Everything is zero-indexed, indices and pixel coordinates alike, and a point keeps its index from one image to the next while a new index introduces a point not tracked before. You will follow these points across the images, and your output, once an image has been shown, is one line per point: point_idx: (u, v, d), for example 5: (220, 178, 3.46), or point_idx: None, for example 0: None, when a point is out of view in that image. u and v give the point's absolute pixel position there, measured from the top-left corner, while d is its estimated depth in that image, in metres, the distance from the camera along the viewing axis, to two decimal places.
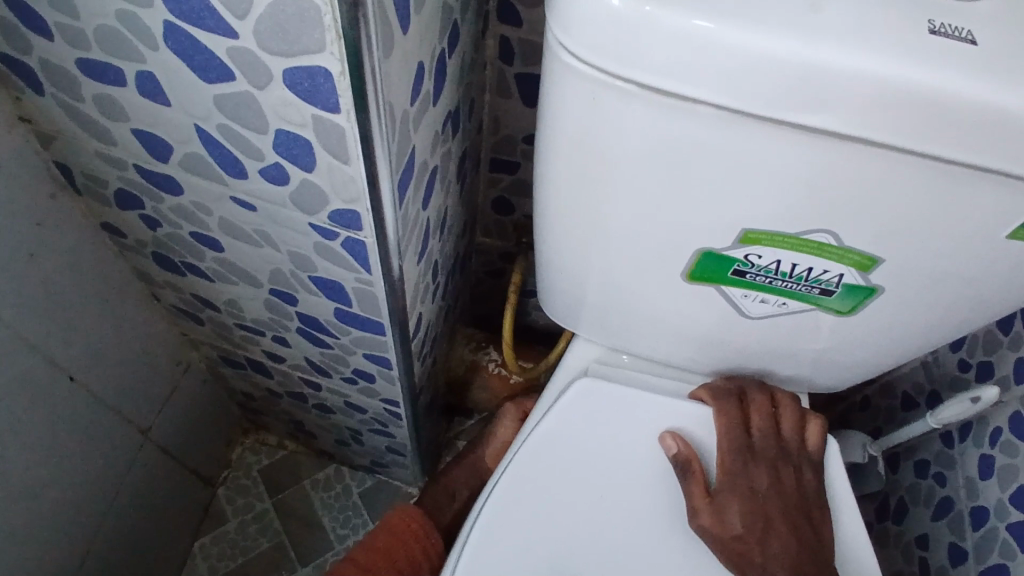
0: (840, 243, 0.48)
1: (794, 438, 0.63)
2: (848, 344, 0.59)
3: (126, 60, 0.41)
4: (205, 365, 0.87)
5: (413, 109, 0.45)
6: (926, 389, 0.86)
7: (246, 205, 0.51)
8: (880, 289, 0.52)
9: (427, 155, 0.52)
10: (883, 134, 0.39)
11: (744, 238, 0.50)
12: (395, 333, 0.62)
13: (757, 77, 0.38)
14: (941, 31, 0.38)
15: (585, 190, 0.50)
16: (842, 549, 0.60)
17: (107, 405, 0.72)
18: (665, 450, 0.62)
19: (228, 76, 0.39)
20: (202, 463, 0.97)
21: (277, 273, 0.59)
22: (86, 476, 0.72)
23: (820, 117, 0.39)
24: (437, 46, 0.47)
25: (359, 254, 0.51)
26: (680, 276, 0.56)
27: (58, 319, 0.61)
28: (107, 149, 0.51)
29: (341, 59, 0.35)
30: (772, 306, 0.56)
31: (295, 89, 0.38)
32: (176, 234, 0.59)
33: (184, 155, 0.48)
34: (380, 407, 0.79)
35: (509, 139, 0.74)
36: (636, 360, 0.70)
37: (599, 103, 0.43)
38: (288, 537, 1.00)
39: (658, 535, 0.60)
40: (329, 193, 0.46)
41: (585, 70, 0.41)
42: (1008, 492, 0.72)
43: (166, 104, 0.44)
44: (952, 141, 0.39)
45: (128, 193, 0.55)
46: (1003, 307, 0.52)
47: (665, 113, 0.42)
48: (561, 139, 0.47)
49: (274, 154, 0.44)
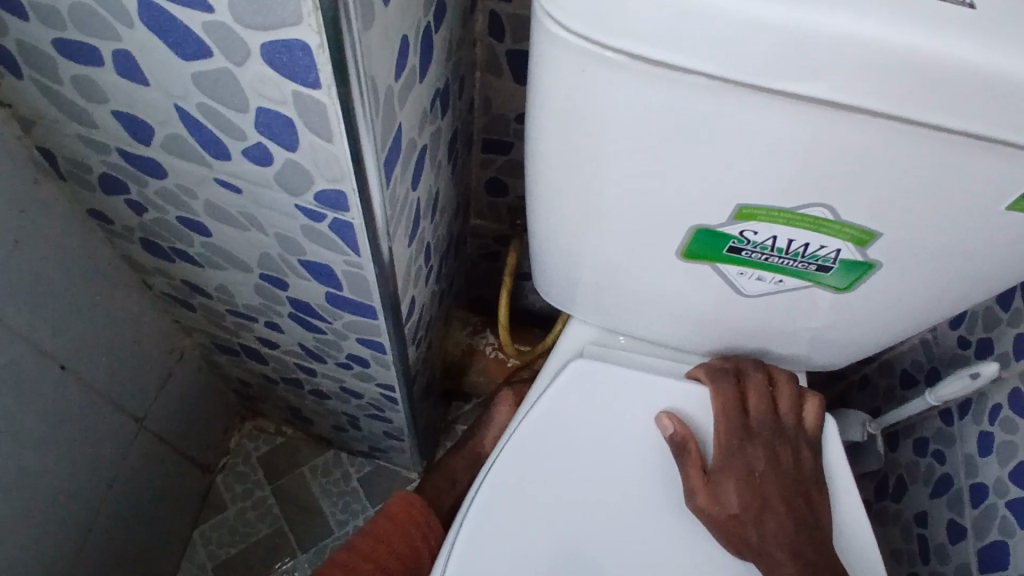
0: (836, 217, 0.47)
1: (792, 416, 0.63)
2: (845, 322, 0.59)
3: (103, 39, 0.40)
4: (199, 352, 0.86)
5: (397, 85, 0.44)
6: (925, 367, 0.85)
7: (231, 188, 0.50)
8: (878, 265, 0.51)
9: (415, 134, 0.51)
10: (880, 103, 0.38)
11: (738, 214, 0.49)
12: (388, 317, 0.61)
13: (750, 44, 0.37)
14: None
15: (576, 167, 0.49)
16: (840, 528, 0.60)
17: (100, 394, 0.72)
18: (662, 430, 0.61)
19: (206, 53, 0.38)
20: (200, 450, 0.97)
21: (266, 257, 0.58)
22: (80, 463, 0.72)
23: (815, 85, 0.38)
24: (422, 20, 0.46)
25: (347, 236, 0.50)
26: (675, 254, 0.55)
27: (47, 307, 0.61)
28: (88, 132, 0.50)
29: (319, 31, 0.34)
30: (768, 283, 0.55)
31: (274, 64, 0.37)
32: (162, 219, 0.58)
33: (165, 136, 0.47)
34: (375, 392, 0.79)
35: (501, 118, 0.73)
36: (632, 341, 0.69)
37: (588, 76, 0.42)
38: (287, 523, 1.01)
39: (655, 515, 0.60)
40: (314, 173, 0.45)
41: (573, 40, 0.40)
42: (1007, 468, 0.71)
43: (145, 84, 0.43)
44: (950, 109, 0.38)
45: (113, 178, 0.54)
46: (1001, 281, 0.51)
47: (655, 85, 0.41)
48: (549, 114, 0.46)
49: (256, 133, 0.43)
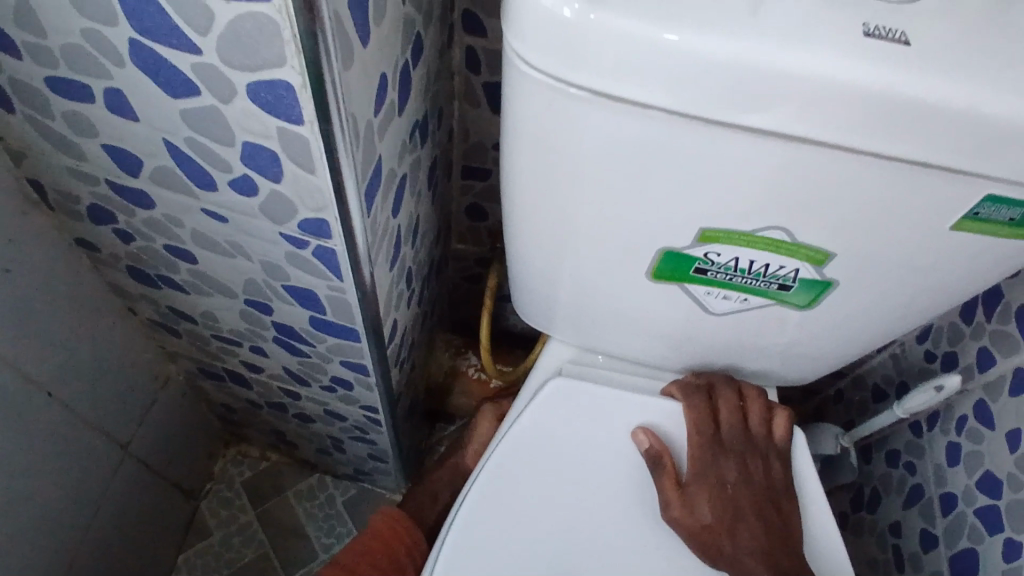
0: (793, 239, 0.50)
1: (762, 429, 0.65)
2: (811, 338, 0.61)
3: (94, 77, 0.42)
4: (184, 378, 0.87)
5: (377, 119, 0.47)
6: (895, 381, 0.88)
7: (217, 217, 0.52)
8: (835, 283, 0.54)
9: (394, 164, 0.54)
10: (827, 133, 0.41)
11: (702, 237, 0.51)
12: (370, 339, 0.62)
13: (704, 80, 0.40)
14: (876, 33, 0.40)
15: (549, 194, 0.51)
16: (812, 538, 0.62)
17: (85, 420, 0.72)
18: (637, 445, 0.63)
19: (194, 91, 0.40)
20: (184, 475, 0.97)
21: (251, 283, 0.59)
22: (65, 489, 0.72)
23: (766, 117, 0.41)
24: (400, 57, 0.48)
25: (330, 262, 0.52)
26: (645, 275, 0.57)
27: (33, 334, 0.62)
28: (77, 164, 0.51)
29: (302, 72, 0.37)
30: (734, 302, 0.58)
31: (260, 102, 0.39)
32: (149, 247, 0.59)
33: (153, 168, 0.49)
34: (359, 414, 0.80)
35: (479, 146, 0.75)
36: (609, 359, 0.72)
37: (556, 109, 0.44)
38: (272, 548, 1.00)
39: (634, 529, 0.61)
40: (297, 202, 0.47)
41: (540, 77, 0.43)
42: (975, 477, 0.74)
43: (134, 119, 0.44)
44: (892, 138, 0.41)
45: (101, 208, 0.56)
46: (952, 296, 0.54)
47: (619, 117, 0.44)
48: (521, 144, 0.49)
49: (241, 166, 0.45)
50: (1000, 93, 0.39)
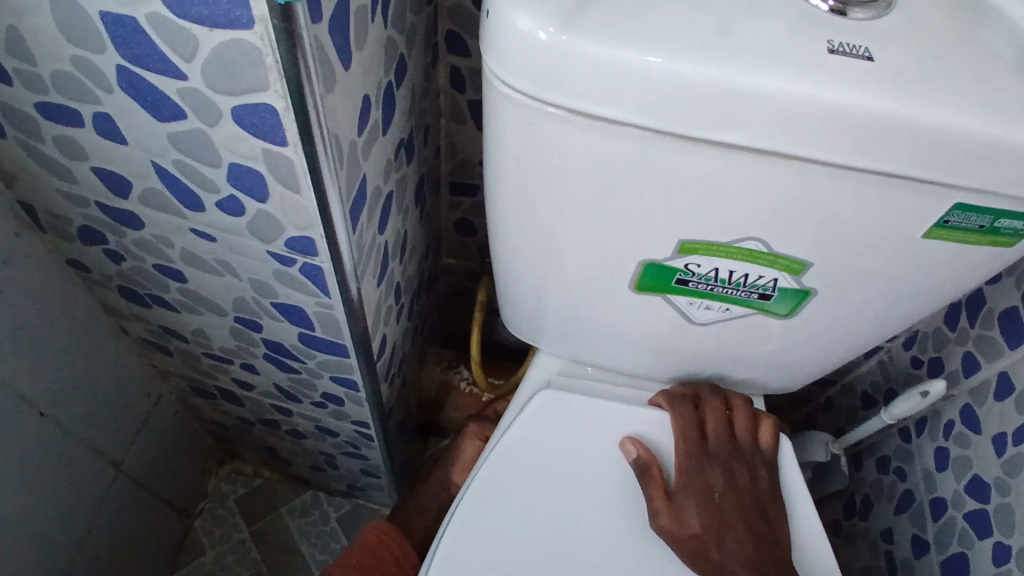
0: (770, 249, 0.51)
1: (748, 436, 0.66)
2: (794, 346, 0.62)
3: (83, 102, 0.43)
4: (176, 396, 0.87)
5: (361, 139, 0.48)
6: (883, 387, 0.89)
7: (205, 236, 0.53)
8: (814, 292, 0.55)
9: (380, 181, 0.55)
10: (797, 147, 0.42)
11: (682, 249, 0.52)
12: (359, 354, 0.63)
13: (675, 97, 0.41)
14: (839, 50, 0.41)
15: (532, 210, 0.53)
16: (801, 544, 0.63)
17: (77, 440, 0.73)
18: (626, 455, 0.64)
19: (181, 115, 0.41)
20: (178, 494, 0.97)
21: (241, 300, 0.60)
22: (57, 509, 0.72)
23: (738, 132, 0.42)
24: (383, 79, 0.50)
25: (318, 279, 0.53)
26: (628, 287, 0.58)
27: (25, 355, 0.62)
28: (68, 186, 0.52)
29: (285, 96, 0.38)
30: (717, 312, 0.59)
31: (245, 125, 0.40)
32: (140, 267, 0.60)
33: (143, 190, 0.50)
34: (351, 429, 0.80)
35: (466, 162, 0.77)
36: (597, 371, 0.72)
37: (535, 128, 0.46)
38: (266, 566, 1.00)
39: (625, 540, 0.62)
40: (284, 222, 0.48)
41: (519, 97, 0.44)
42: (963, 482, 0.75)
43: (123, 142, 0.45)
44: (861, 151, 0.42)
45: (92, 229, 0.57)
46: (929, 302, 0.55)
47: (596, 135, 0.45)
48: (503, 162, 0.50)
49: (228, 186, 0.46)
50: (961, 106, 0.41)
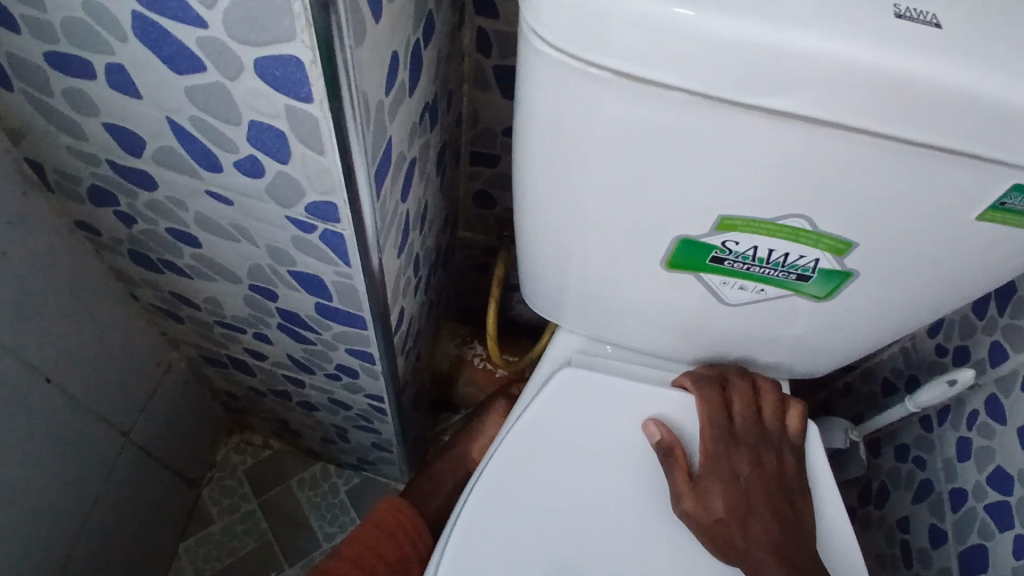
0: (814, 227, 0.49)
1: (776, 422, 0.64)
2: (826, 330, 0.60)
3: (96, 53, 0.41)
4: (187, 364, 0.86)
5: (388, 100, 0.45)
6: (905, 374, 0.87)
7: (222, 200, 0.50)
8: (855, 274, 0.53)
9: (404, 146, 0.52)
10: (854, 118, 0.40)
11: (720, 225, 0.50)
12: (377, 327, 0.61)
13: (725, 60, 0.38)
14: (907, 15, 0.38)
15: (563, 180, 0.50)
16: (823, 532, 0.61)
17: (85, 407, 0.71)
18: (648, 437, 0.62)
19: (200, 68, 0.39)
20: (186, 464, 0.96)
21: (256, 268, 0.58)
22: (65, 475, 0.71)
23: (791, 101, 0.39)
24: (411, 37, 0.47)
25: (338, 247, 0.51)
26: (660, 264, 0.56)
27: (32, 319, 0.60)
28: (78, 144, 0.50)
29: (312, 47, 0.35)
30: (750, 292, 0.57)
31: (267, 78, 0.38)
32: (152, 230, 0.58)
33: (157, 149, 0.47)
34: (364, 403, 0.79)
35: (488, 131, 0.74)
36: (618, 350, 0.70)
37: (573, 91, 0.43)
38: (274, 537, 1.00)
39: (645, 523, 0.60)
40: (305, 184, 0.45)
41: (557, 57, 0.41)
42: (985, 473, 0.73)
43: (136, 97, 0.43)
44: (923, 124, 0.40)
45: (102, 189, 0.55)
46: (971, 289, 0.53)
47: (638, 99, 0.42)
48: (534, 129, 0.47)
49: (248, 146, 0.44)
50: None
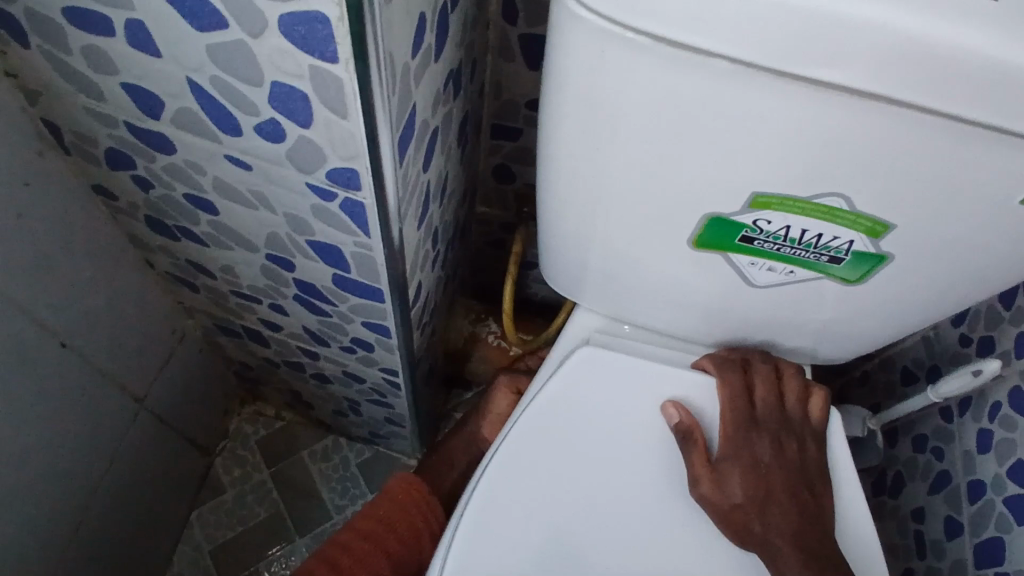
0: (851, 208, 0.47)
1: (798, 408, 0.63)
2: (853, 315, 0.59)
3: (115, 7, 0.39)
4: (201, 333, 0.86)
5: (414, 63, 0.44)
6: (926, 364, 0.85)
7: (241, 164, 0.49)
8: (890, 257, 0.51)
9: (428, 114, 0.51)
10: (904, 91, 0.38)
11: (753, 203, 0.48)
12: (394, 299, 0.60)
13: (770, 27, 0.36)
14: None
15: (591, 153, 0.49)
16: (841, 520, 0.60)
17: (100, 373, 0.71)
18: (667, 419, 0.61)
19: (223, 24, 0.38)
20: (199, 433, 0.97)
21: (274, 237, 0.57)
22: (79, 439, 0.72)
23: (839, 71, 0.38)
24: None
25: (358, 216, 0.50)
26: (687, 242, 0.54)
27: (47, 283, 0.60)
28: (95, 104, 0.49)
29: (341, 3, 0.34)
30: (779, 274, 0.55)
31: (293, 36, 0.36)
32: (169, 195, 0.57)
33: (175, 110, 0.46)
34: (379, 377, 0.78)
35: (511, 103, 0.72)
36: (637, 330, 0.69)
37: (608, 58, 0.41)
38: (285, 507, 1.01)
39: (661, 505, 0.60)
40: (327, 150, 0.44)
41: (595, 21, 0.39)
42: (1006, 466, 0.71)
43: (156, 55, 0.42)
44: (975, 100, 0.38)
45: (119, 152, 0.54)
46: (1007, 278, 0.51)
47: (676, 67, 0.40)
48: (565, 98, 0.46)
49: (269, 108, 0.42)
50: None
